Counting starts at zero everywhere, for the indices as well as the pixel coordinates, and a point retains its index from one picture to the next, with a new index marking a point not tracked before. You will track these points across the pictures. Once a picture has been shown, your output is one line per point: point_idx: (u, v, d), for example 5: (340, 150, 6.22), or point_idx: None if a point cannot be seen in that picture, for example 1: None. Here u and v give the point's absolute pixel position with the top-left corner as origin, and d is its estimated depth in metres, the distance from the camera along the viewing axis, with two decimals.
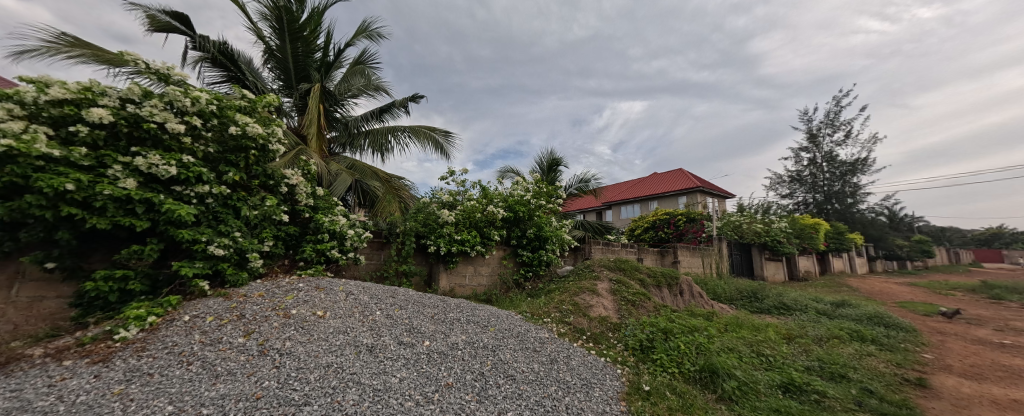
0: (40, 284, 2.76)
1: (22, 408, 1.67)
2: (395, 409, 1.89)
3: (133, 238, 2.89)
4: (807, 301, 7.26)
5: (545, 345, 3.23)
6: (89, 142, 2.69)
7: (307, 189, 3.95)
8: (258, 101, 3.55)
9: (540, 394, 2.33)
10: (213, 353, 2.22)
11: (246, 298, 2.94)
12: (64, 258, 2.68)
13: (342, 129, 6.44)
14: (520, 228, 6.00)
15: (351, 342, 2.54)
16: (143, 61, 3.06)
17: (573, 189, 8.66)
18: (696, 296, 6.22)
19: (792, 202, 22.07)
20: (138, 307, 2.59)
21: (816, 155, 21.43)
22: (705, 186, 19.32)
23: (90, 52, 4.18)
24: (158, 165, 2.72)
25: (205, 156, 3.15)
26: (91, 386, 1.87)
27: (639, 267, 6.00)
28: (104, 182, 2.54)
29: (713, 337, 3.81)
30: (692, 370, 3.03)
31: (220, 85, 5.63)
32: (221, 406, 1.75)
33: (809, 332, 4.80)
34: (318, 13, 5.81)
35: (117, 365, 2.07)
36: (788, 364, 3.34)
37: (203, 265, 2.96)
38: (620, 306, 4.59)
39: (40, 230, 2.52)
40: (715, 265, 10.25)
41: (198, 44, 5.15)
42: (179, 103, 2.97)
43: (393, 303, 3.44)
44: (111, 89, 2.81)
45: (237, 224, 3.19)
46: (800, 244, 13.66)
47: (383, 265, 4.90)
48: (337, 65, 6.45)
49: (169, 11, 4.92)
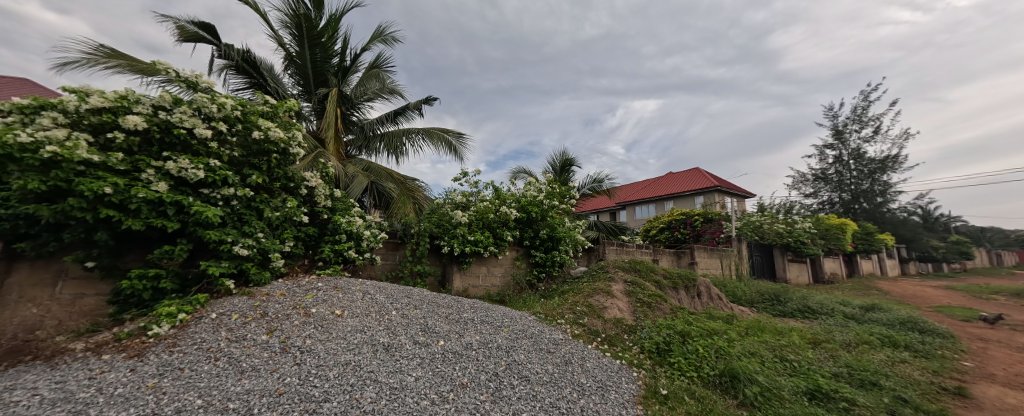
0: (81, 282, 2.91)
1: (65, 399, 1.77)
2: (411, 407, 1.91)
3: (164, 239, 3.03)
4: (833, 304, 6.97)
5: (559, 347, 3.22)
6: (125, 148, 2.84)
7: (325, 190, 4.05)
8: (279, 107, 3.67)
9: (554, 396, 2.32)
10: (238, 349, 2.31)
11: (268, 297, 3.04)
12: (103, 257, 2.83)
13: (358, 132, 6.58)
14: (533, 229, 5.99)
15: (368, 341, 2.59)
16: (173, 70, 3.21)
17: (587, 189, 8.58)
18: (714, 298, 6.06)
19: (816, 201, 21.25)
20: (170, 305, 2.71)
21: (842, 152, 20.56)
22: (724, 185, 18.81)
23: (125, 63, 4.42)
24: (188, 168, 2.85)
25: (230, 160, 3.28)
26: (127, 379, 1.97)
27: (655, 268, 5.90)
28: (138, 186, 2.67)
29: (734, 341, 3.70)
30: (711, 374, 2.95)
31: (243, 91, 5.85)
32: (246, 401, 1.81)
33: (837, 337, 4.60)
34: (336, 19, 5.96)
35: (150, 360, 2.18)
36: (813, 370, 3.22)
37: (229, 264, 3.08)
38: (635, 307, 4.53)
39: (81, 231, 2.68)
40: (734, 267, 9.97)
41: (223, 52, 5.37)
42: (207, 109, 3.11)
43: (409, 302, 3.49)
44: (144, 97, 2.96)
45: (260, 226, 3.30)
46: (825, 245, 13.13)
47: (398, 265, 4.97)
48: (354, 69, 6.60)
49: (197, 21, 5.14)
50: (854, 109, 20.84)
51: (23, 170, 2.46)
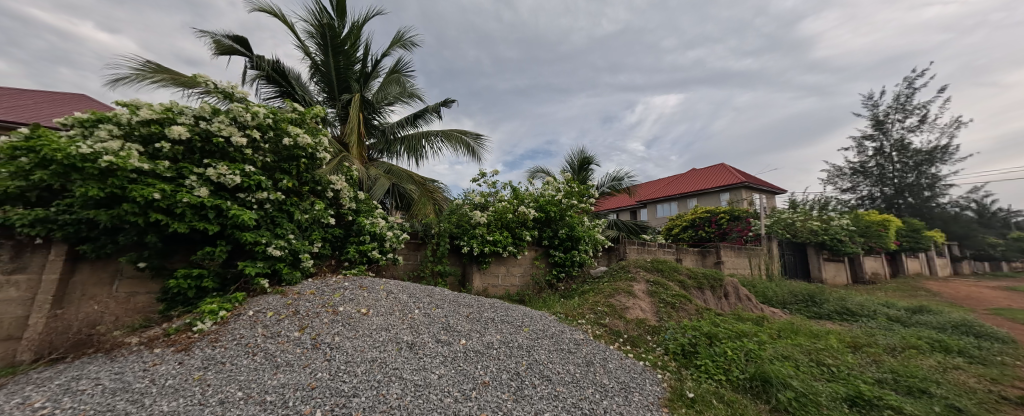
0: (135, 281, 3.15)
1: (123, 388, 1.93)
2: (435, 405, 1.95)
3: (206, 240, 3.23)
4: (874, 306, 6.56)
5: (580, 347, 3.19)
6: (170, 156, 3.06)
7: (350, 193, 4.19)
8: (306, 114, 3.84)
9: (577, 397, 2.30)
10: (274, 345, 2.43)
11: (300, 296, 3.18)
12: (152, 258, 3.06)
13: (380, 135, 6.76)
14: (551, 228, 5.98)
15: (392, 339, 2.66)
16: (211, 81, 3.42)
17: (607, 187, 8.45)
18: (743, 299, 5.82)
19: (855, 197, 20.00)
20: (212, 302, 2.90)
21: (883, 143, 19.23)
22: (751, 182, 18.07)
23: (169, 77, 4.73)
24: (226, 174, 3.04)
25: (263, 165, 3.46)
26: (176, 371, 2.12)
27: (678, 268, 5.75)
28: (183, 191, 2.87)
29: (765, 344, 3.55)
30: (741, 378, 2.85)
31: (273, 100, 6.14)
32: (282, 394, 1.91)
33: (880, 341, 4.32)
34: (358, 27, 6.17)
35: (195, 354, 2.34)
36: (855, 376, 3.03)
37: (264, 264, 3.25)
38: (659, 308, 4.43)
39: (134, 234, 2.90)
40: (763, 267, 9.55)
41: (255, 63, 5.66)
42: (241, 118, 3.30)
43: (430, 302, 3.56)
44: (186, 108, 3.17)
45: (291, 228, 3.46)
46: (866, 243, 12.33)
47: (419, 265, 5.07)
48: (375, 75, 6.79)
49: (232, 35, 5.45)
50: (896, 97, 19.49)
51: (84, 178, 2.68)
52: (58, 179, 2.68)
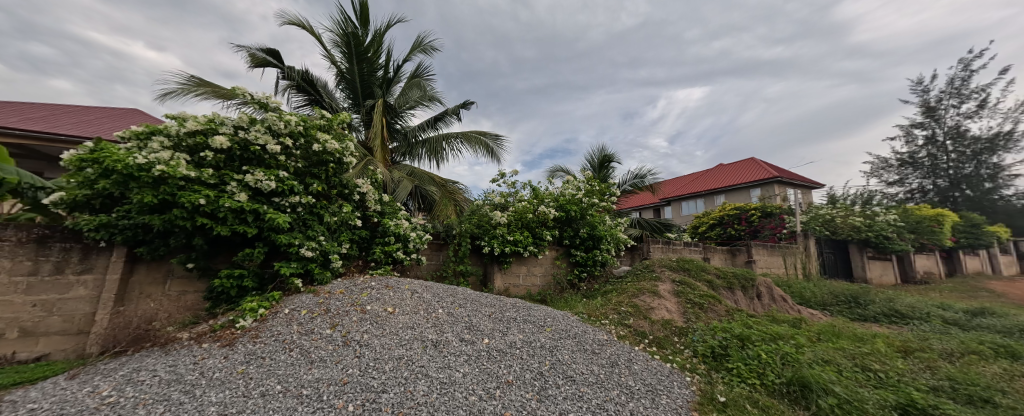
0: (184, 280, 3.38)
1: (177, 380, 2.09)
2: (461, 402, 1.98)
3: (245, 242, 3.43)
4: (927, 307, 6.08)
5: (604, 348, 3.15)
6: (213, 164, 3.28)
7: (375, 195, 4.32)
8: (333, 120, 4.00)
9: (602, 398, 2.28)
10: (308, 342, 2.56)
11: (330, 294, 3.32)
12: (199, 259, 3.29)
13: (402, 139, 6.94)
14: (572, 228, 5.92)
15: (418, 337, 2.74)
16: (248, 93, 3.63)
17: (628, 185, 8.27)
18: (777, 299, 5.54)
19: (902, 190, 18.55)
20: (252, 301, 3.07)
21: (935, 131, 17.75)
22: (785, 176, 17.19)
23: (210, 90, 5.06)
24: (263, 180, 3.23)
25: (295, 170, 3.64)
26: (222, 365, 2.28)
27: (706, 267, 5.57)
28: (225, 196, 3.07)
29: (803, 347, 3.36)
30: (777, 382, 2.72)
31: (303, 108, 6.42)
32: (317, 388, 2.01)
33: (934, 346, 3.99)
34: (380, 34, 6.36)
35: (238, 349, 2.50)
36: (906, 383, 2.81)
37: (297, 265, 3.42)
38: (685, 309, 4.29)
39: (183, 237, 3.12)
40: (799, 266, 9.08)
41: (286, 74, 5.96)
42: (276, 126, 3.50)
43: (453, 301, 3.62)
44: (227, 119, 3.39)
45: (321, 230, 3.62)
46: (917, 240, 11.41)
47: (441, 265, 5.16)
48: (397, 80, 6.97)
49: (265, 48, 5.76)
50: (950, 81, 17.95)
51: (139, 186, 2.90)
52: (119, 187, 2.92)
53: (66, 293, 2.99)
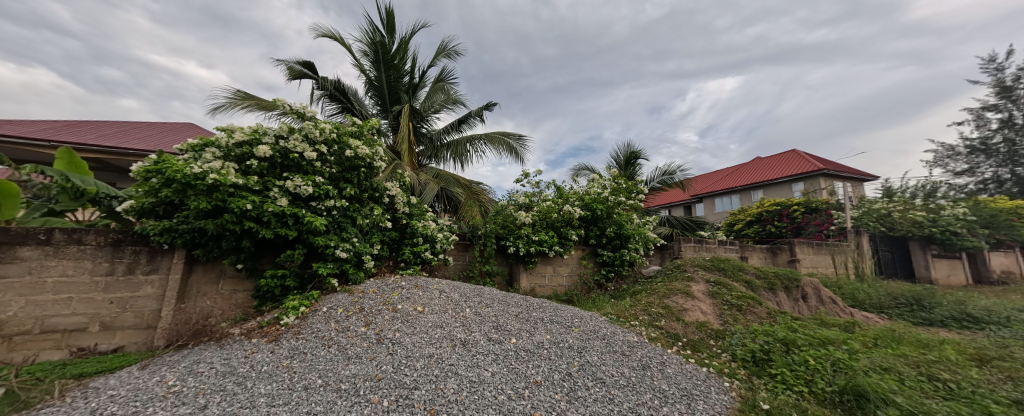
0: (235, 280, 3.65)
1: (231, 372, 2.26)
2: (490, 401, 2.00)
3: (287, 245, 3.66)
4: (1005, 311, 5.43)
5: (635, 350, 3.07)
6: (258, 172, 3.52)
7: (404, 198, 4.45)
8: (364, 126, 4.17)
9: (633, 401, 2.22)
10: (344, 339, 2.69)
11: (364, 294, 3.46)
12: (247, 260, 3.54)
13: (428, 142, 7.10)
14: (598, 227, 5.82)
15: (447, 336, 2.79)
16: (287, 104, 3.86)
17: (657, 182, 8.01)
18: (825, 301, 5.15)
19: (973, 180, 16.65)
20: (294, 299, 3.27)
21: (1013, 114, 15.82)
22: (831, 168, 15.94)
23: (254, 103, 5.43)
24: (301, 186, 3.43)
25: (330, 176, 3.83)
26: (269, 359, 2.44)
27: (743, 267, 5.28)
28: (268, 201, 3.29)
29: (858, 353, 3.09)
30: (829, 390, 2.52)
31: (336, 116, 6.74)
32: (354, 383, 2.10)
33: (1017, 355, 3.54)
34: (406, 41, 6.56)
35: (283, 344, 2.67)
36: (983, 396, 2.51)
37: (333, 265, 3.60)
38: (722, 311, 4.08)
39: (233, 240, 3.37)
40: (850, 266, 8.41)
41: (320, 84, 6.28)
42: (312, 135, 3.71)
43: (481, 301, 3.66)
44: (269, 129, 3.63)
45: (354, 232, 3.77)
46: (992, 236, 10.19)
47: (468, 265, 5.23)
48: (422, 85, 7.14)
49: (301, 61, 6.11)
50: None
51: (195, 194, 3.17)
52: (178, 195, 3.20)
53: (137, 291, 3.32)
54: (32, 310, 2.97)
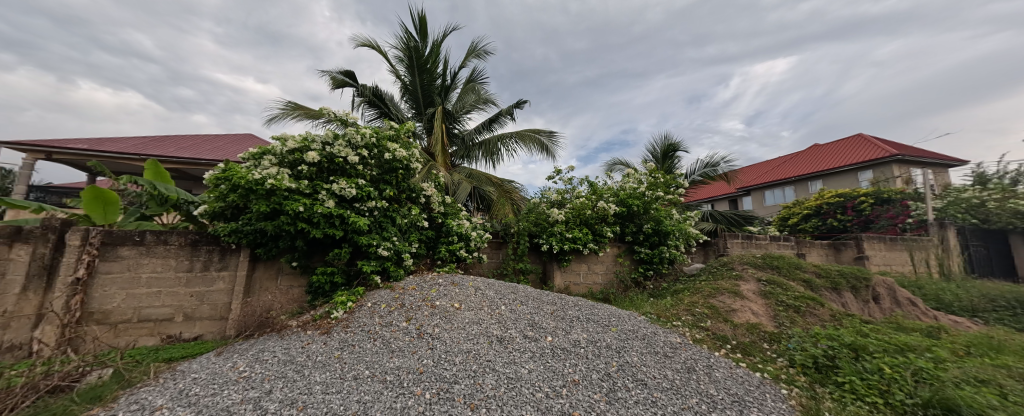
0: (292, 277, 3.96)
1: (291, 360, 2.46)
2: (527, 398, 2.01)
3: (334, 244, 3.90)
4: None
5: (678, 352, 2.93)
6: (308, 176, 3.79)
7: (439, 198, 4.58)
8: (400, 130, 4.34)
9: (677, 405, 2.13)
10: (388, 333, 2.83)
11: (404, 290, 3.61)
12: (301, 258, 3.83)
13: (460, 143, 7.22)
14: (635, 223, 5.63)
15: (483, 333, 2.84)
16: (331, 111, 4.11)
17: (698, 175, 7.57)
18: (902, 303, 4.59)
19: None
20: (342, 295, 3.50)
21: None
22: (907, 153, 14.10)
23: (303, 112, 5.84)
24: (346, 188, 3.65)
25: (371, 178, 4.02)
26: (323, 350, 2.62)
27: (801, 264, 4.86)
28: (317, 204, 3.53)
29: (945, 362, 2.72)
30: (909, 403, 2.23)
31: (374, 120, 7.06)
32: (398, 375, 2.20)
33: None
34: (438, 44, 6.73)
35: (334, 337, 2.86)
36: None
37: (376, 263, 3.79)
38: (776, 312, 3.78)
39: (289, 240, 3.65)
40: (931, 263, 7.44)
41: (360, 91, 6.62)
42: (354, 139, 3.94)
43: (515, 298, 3.68)
44: (317, 136, 3.89)
45: (394, 231, 3.94)
46: None
47: (502, 263, 5.26)
48: (454, 86, 7.29)
49: (342, 70, 6.48)
50: None
51: (256, 197, 3.48)
52: (243, 199, 3.53)
53: (212, 286, 3.70)
54: (131, 302, 3.43)
